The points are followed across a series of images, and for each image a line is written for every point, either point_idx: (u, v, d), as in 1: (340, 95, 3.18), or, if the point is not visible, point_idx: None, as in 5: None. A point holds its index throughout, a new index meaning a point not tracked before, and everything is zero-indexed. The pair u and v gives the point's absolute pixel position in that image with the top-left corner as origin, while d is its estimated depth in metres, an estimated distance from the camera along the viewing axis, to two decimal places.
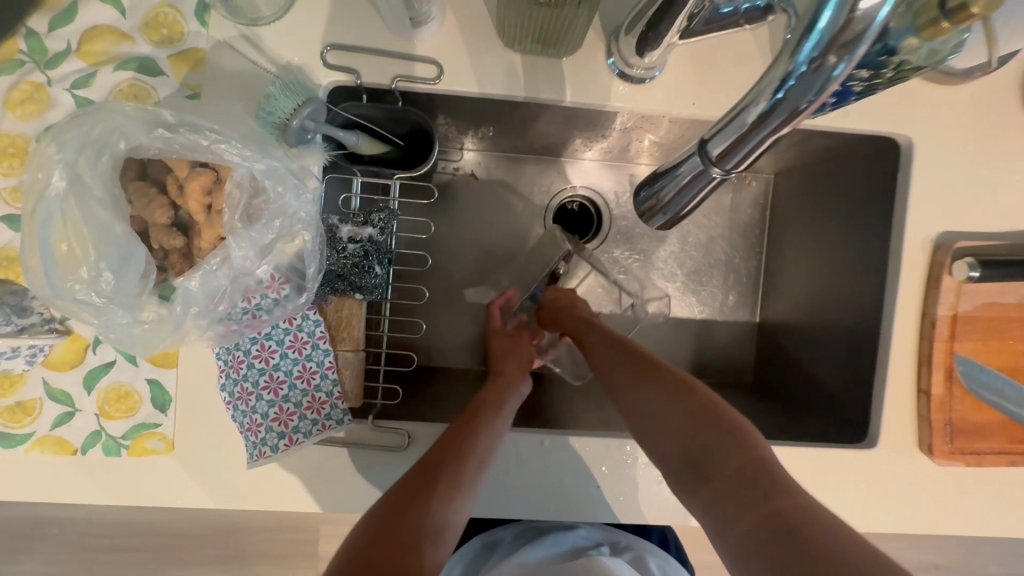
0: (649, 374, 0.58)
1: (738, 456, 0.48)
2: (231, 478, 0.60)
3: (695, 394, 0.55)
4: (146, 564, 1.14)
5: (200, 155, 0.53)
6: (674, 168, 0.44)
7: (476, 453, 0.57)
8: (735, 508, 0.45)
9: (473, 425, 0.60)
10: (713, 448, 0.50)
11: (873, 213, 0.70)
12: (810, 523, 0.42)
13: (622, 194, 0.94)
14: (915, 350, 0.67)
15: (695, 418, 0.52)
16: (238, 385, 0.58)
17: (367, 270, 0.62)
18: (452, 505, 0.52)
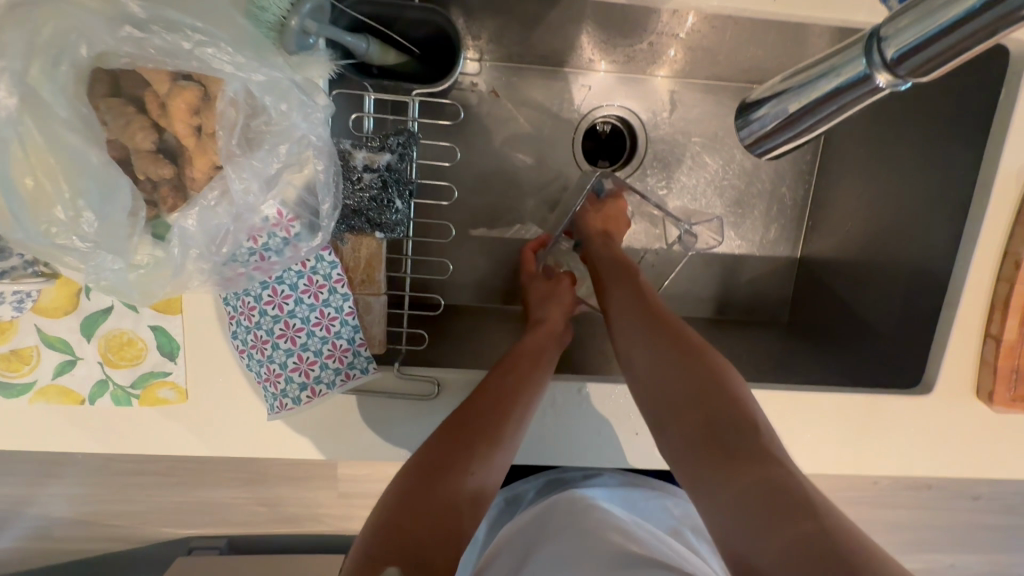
0: (679, 350, 0.51)
1: (764, 462, 0.41)
2: (253, 427, 0.57)
3: (727, 383, 0.47)
4: (170, 488, 1.08)
5: (183, 62, 0.44)
6: (803, 84, 0.35)
7: (519, 409, 0.53)
8: (760, 511, 0.38)
9: (514, 376, 0.56)
10: (738, 446, 0.43)
11: (959, 140, 0.63)
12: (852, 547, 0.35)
13: (661, 113, 0.84)
14: (990, 294, 0.61)
15: (723, 413, 0.45)
16: (251, 333, 0.53)
17: (387, 205, 0.54)
18: (496, 460, 0.49)
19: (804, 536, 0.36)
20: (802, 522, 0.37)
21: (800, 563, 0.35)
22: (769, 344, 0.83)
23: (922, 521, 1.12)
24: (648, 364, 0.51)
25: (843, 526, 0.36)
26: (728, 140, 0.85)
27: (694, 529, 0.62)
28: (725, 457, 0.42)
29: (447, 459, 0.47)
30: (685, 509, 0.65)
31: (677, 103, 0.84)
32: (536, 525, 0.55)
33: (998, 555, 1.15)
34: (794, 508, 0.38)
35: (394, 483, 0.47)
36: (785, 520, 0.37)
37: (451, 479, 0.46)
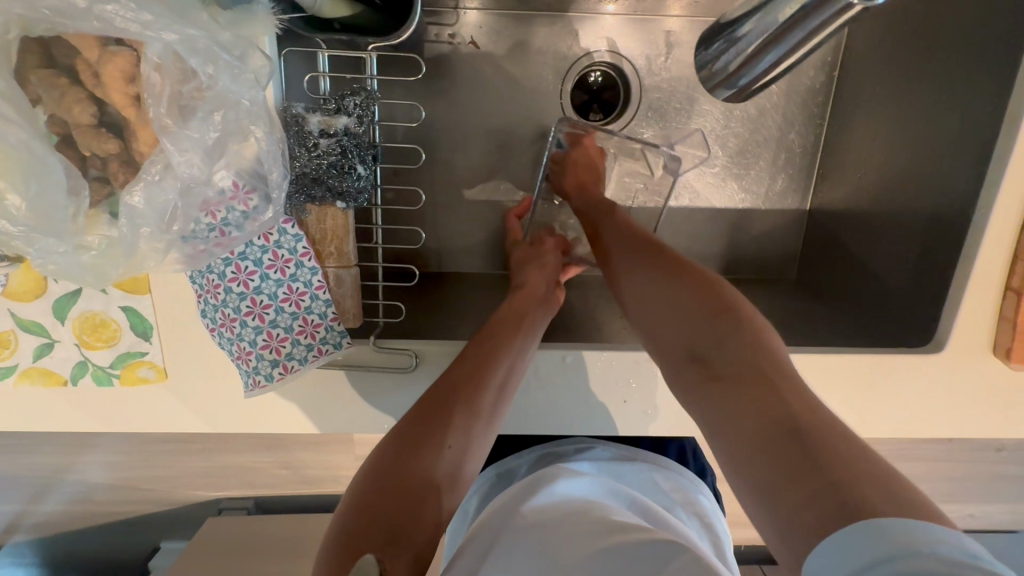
0: (682, 289, 0.47)
1: (771, 397, 0.37)
2: (235, 404, 0.57)
3: (737, 319, 0.44)
4: (197, 453, 1.10)
5: (84, 24, 0.40)
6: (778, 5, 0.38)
7: (497, 379, 0.51)
8: (767, 453, 0.35)
9: (493, 342, 0.54)
10: (746, 385, 0.39)
11: (988, 70, 0.56)
12: (868, 486, 0.31)
13: (656, 58, 0.77)
14: (1012, 243, 0.56)
15: (730, 353, 0.42)
16: (219, 311, 0.52)
17: (348, 172, 0.51)
18: (474, 431, 0.47)
19: (815, 472, 0.33)
20: (814, 458, 0.33)
21: (805, 511, 0.32)
22: (777, 302, 0.79)
23: (939, 473, 1.09)
24: (652, 306, 0.48)
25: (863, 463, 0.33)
26: None
27: (686, 503, 0.60)
28: (730, 400, 0.39)
29: (422, 431, 0.45)
30: (676, 481, 0.63)
31: (674, 45, 0.77)
32: (514, 495, 0.52)
33: (1019, 505, 1.12)
34: (803, 447, 0.34)
35: (369, 462, 0.45)
36: (791, 463, 0.34)
37: (427, 447, 0.44)
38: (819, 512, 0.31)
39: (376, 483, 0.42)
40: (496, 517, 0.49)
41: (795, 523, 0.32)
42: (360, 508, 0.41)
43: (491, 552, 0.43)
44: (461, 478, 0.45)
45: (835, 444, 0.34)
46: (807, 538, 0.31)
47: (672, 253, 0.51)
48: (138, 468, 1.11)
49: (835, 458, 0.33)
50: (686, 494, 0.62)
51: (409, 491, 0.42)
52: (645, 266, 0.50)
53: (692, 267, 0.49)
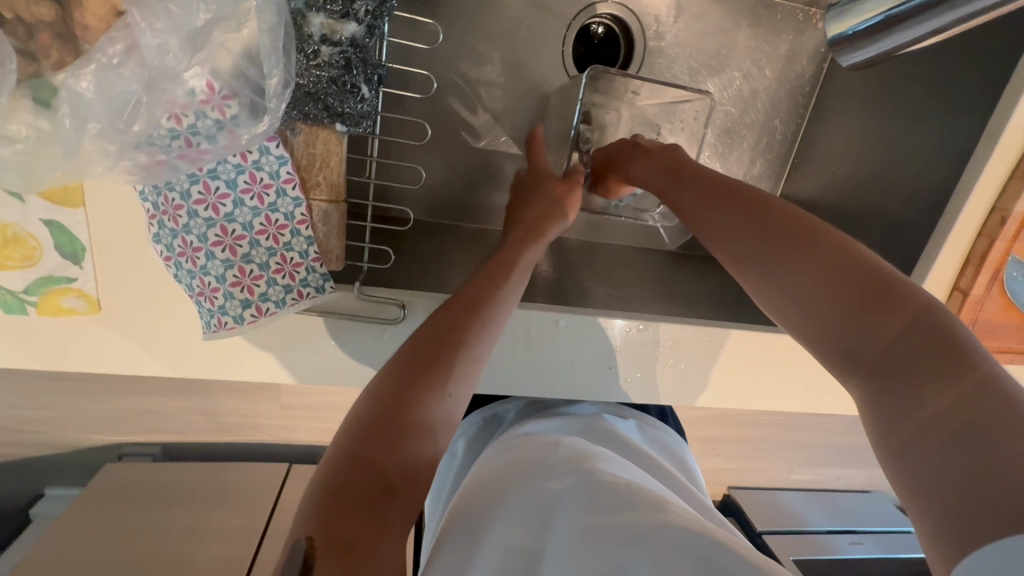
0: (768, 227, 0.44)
1: (899, 320, 0.37)
2: (187, 346, 0.50)
3: (830, 244, 0.42)
4: (92, 394, 0.96)
5: None
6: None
7: (493, 326, 0.47)
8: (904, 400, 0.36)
9: (495, 291, 0.48)
10: (852, 329, 0.39)
11: (975, 83, 0.60)
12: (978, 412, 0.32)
13: (662, 20, 0.74)
14: (967, 248, 0.61)
15: (836, 284, 0.40)
16: (178, 238, 0.43)
17: (351, 91, 0.43)
18: (466, 377, 0.44)
19: (944, 410, 0.33)
20: (944, 392, 0.34)
21: (921, 451, 0.34)
22: None
23: (837, 447, 1.21)
24: (741, 251, 0.45)
25: (972, 388, 0.33)
26: (730, 60, 0.78)
27: (671, 458, 0.62)
28: (847, 347, 0.39)
29: (416, 381, 0.42)
30: (659, 438, 0.64)
31: (681, 10, 0.74)
32: (528, 463, 0.49)
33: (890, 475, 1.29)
34: (924, 376, 0.35)
35: (353, 409, 0.41)
36: (915, 397, 0.35)
37: (418, 398, 0.41)
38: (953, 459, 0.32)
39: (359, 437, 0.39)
40: (512, 486, 0.46)
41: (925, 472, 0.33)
42: (341, 467, 0.37)
43: (523, 540, 0.39)
44: (450, 426, 0.43)
45: (951, 357, 0.35)
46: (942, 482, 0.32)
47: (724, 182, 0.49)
48: (13, 407, 0.95)
49: (958, 375, 0.34)
50: (673, 450, 0.63)
51: (400, 440, 0.39)
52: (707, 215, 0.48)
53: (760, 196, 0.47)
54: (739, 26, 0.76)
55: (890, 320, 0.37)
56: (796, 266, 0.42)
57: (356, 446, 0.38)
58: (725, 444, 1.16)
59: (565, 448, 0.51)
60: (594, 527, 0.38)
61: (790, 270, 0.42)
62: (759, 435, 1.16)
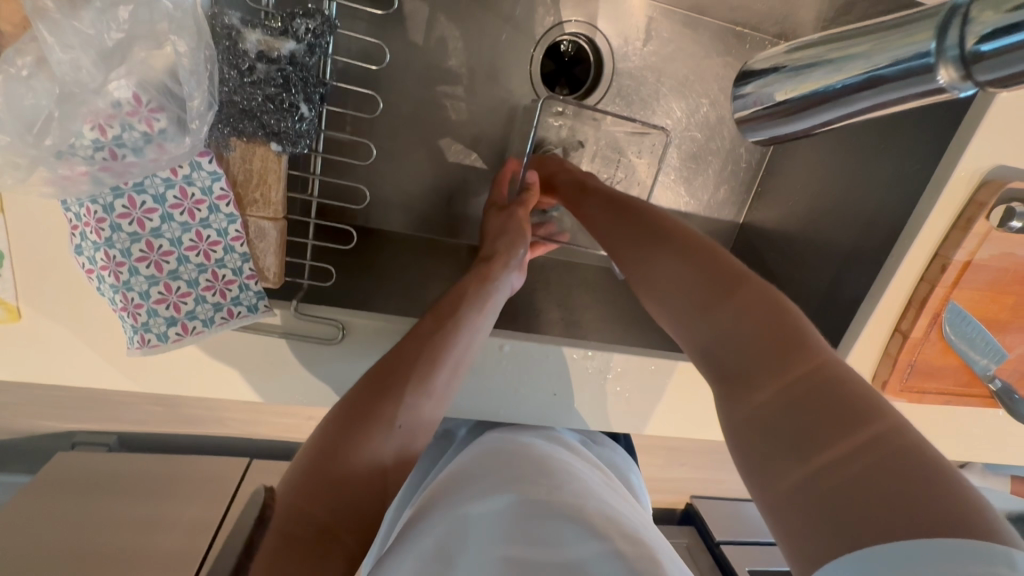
0: (680, 259, 0.44)
1: (804, 361, 0.34)
2: (111, 360, 0.48)
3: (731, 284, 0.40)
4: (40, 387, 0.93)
5: None
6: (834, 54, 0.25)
7: (450, 355, 0.47)
8: (782, 453, 0.33)
9: (452, 322, 0.48)
10: (752, 371, 0.37)
11: (926, 130, 0.60)
12: (872, 461, 0.29)
13: (632, 43, 0.74)
14: (910, 291, 0.62)
15: (731, 321, 0.39)
16: (100, 251, 0.42)
17: (289, 110, 0.42)
18: (422, 410, 0.45)
19: (828, 464, 0.30)
20: (829, 447, 0.31)
21: (795, 506, 0.31)
22: None
23: None
24: (656, 284, 0.44)
25: (870, 439, 0.30)
26: (698, 86, 0.78)
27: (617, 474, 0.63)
28: (737, 389, 0.37)
29: (364, 422, 0.42)
30: (605, 454, 0.65)
31: (651, 34, 0.74)
32: (477, 469, 0.49)
33: None
34: (806, 429, 0.32)
35: (311, 439, 0.42)
36: (788, 455, 0.32)
37: (365, 438, 0.41)
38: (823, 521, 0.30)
39: (310, 474, 0.40)
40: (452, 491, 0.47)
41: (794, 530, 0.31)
42: (294, 506, 0.38)
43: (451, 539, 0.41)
44: (407, 457, 0.44)
45: (840, 408, 0.32)
46: (812, 542, 0.30)
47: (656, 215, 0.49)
48: None
49: (863, 424, 0.31)
50: (618, 467, 0.64)
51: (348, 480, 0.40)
52: (633, 244, 0.48)
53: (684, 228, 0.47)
54: (708, 54, 0.76)
55: (791, 366, 0.35)
56: (706, 304, 0.41)
57: (305, 485, 0.39)
58: (685, 458, 1.18)
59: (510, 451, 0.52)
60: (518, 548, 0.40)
61: (695, 304, 0.41)
62: (718, 451, 1.17)
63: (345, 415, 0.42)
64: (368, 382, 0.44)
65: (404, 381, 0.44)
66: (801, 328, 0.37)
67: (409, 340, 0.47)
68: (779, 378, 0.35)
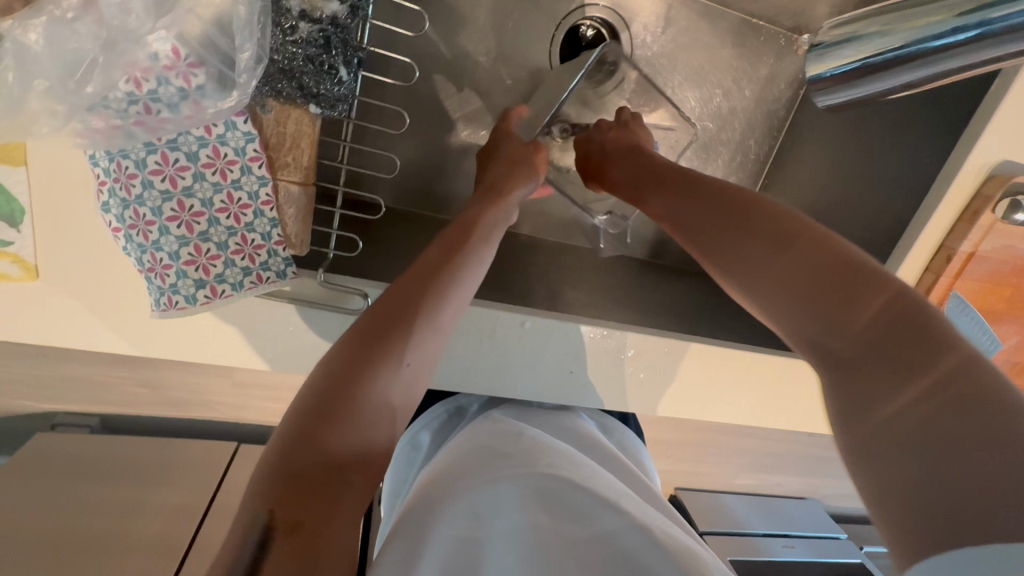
0: (722, 198, 0.41)
1: (872, 293, 0.33)
2: (128, 325, 0.46)
3: (789, 222, 0.38)
4: None
5: None
6: (902, 16, 0.23)
7: (443, 300, 0.44)
8: (868, 390, 0.32)
9: (446, 266, 0.45)
10: (818, 309, 0.35)
11: (936, 124, 0.62)
12: (961, 397, 0.28)
13: (650, 30, 0.75)
14: (916, 281, 0.64)
15: (789, 257, 0.36)
16: (129, 208, 0.41)
17: (328, 72, 0.42)
18: (413, 359, 0.41)
19: (923, 399, 0.29)
20: (918, 379, 0.30)
21: (884, 454, 0.30)
22: None
23: (778, 457, 1.26)
24: (699, 227, 0.42)
25: (952, 369, 0.29)
26: (712, 76, 0.79)
27: (630, 454, 0.63)
28: (808, 335, 0.35)
29: (371, 350, 0.40)
30: (617, 435, 0.65)
31: (670, 22, 0.75)
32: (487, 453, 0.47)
33: (826, 487, 1.35)
34: (893, 364, 0.31)
35: (304, 386, 0.39)
36: (881, 392, 0.31)
37: (359, 384, 0.38)
38: (919, 457, 0.28)
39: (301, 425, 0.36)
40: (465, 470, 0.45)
41: (888, 491, 0.29)
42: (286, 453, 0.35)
43: (467, 528, 0.39)
44: (400, 405, 0.41)
45: (915, 333, 0.31)
46: (905, 477, 0.29)
47: (686, 170, 0.47)
48: None
49: (940, 358, 0.30)
50: (630, 447, 0.64)
51: (354, 414, 0.38)
52: (665, 192, 0.46)
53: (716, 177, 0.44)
54: (724, 44, 0.77)
55: (862, 300, 0.33)
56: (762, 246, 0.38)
57: (297, 432, 0.36)
58: (676, 446, 1.20)
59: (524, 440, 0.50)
60: (552, 529, 0.39)
61: (747, 245, 0.39)
62: (709, 440, 1.19)
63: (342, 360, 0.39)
64: (358, 332, 0.40)
65: (400, 325, 0.41)
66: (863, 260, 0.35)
67: (401, 285, 0.43)
68: (847, 328, 0.33)
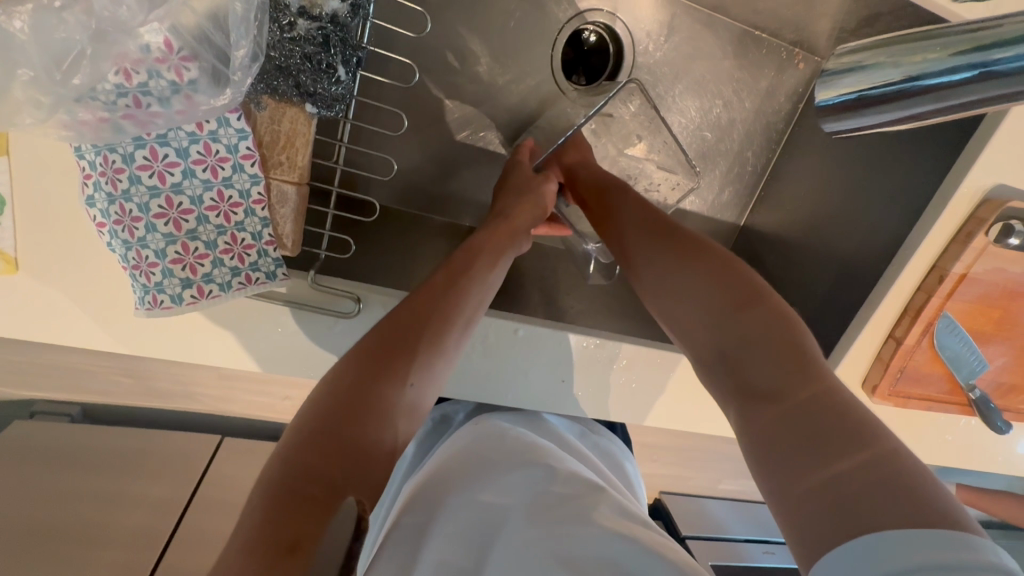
0: (696, 269, 0.45)
1: (812, 380, 0.36)
2: (110, 323, 0.45)
3: (755, 300, 0.41)
4: None
5: None
6: (906, 49, 0.22)
7: (462, 314, 0.46)
8: (779, 456, 0.34)
9: (463, 281, 0.47)
10: (763, 379, 0.37)
11: (933, 145, 0.63)
12: (875, 482, 0.30)
13: (653, 38, 0.74)
14: (907, 300, 0.64)
15: (746, 328, 0.40)
16: (115, 204, 0.39)
17: (326, 70, 0.41)
18: (433, 370, 0.43)
19: (828, 477, 0.32)
20: (829, 461, 0.32)
21: (790, 513, 0.33)
22: None
23: None
24: (674, 291, 0.45)
25: (873, 456, 0.31)
26: (713, 86, 0.79)
27: (617, 469, 0.62)
28: (746, 398, 0.38)
29: (381, 365, 0.40)
30: (605, 447, 0.65)
31: (673, 31, 0.75)
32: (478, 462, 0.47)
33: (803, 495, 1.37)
34: (807, 442, 0.33)
35: (314, 394, 0.40)
36: (789, 464, 0.34)
37: (380, 393, 0.39)
38: (817, 524, 0.31)
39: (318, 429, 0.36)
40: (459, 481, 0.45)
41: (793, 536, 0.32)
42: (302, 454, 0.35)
43: (456, 552, 0.38)
44: (416, 417, 0.42)
45: (843, 421, 0.33)
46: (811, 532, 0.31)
47: (674, 226, 0.49)
48: None
49: (858, 447, 0.32)
50: (619, 460, 0.64)
51: (366, 426, 0.38)
52: (648, 250, 0.48)
53: (701, 240, 0.47)
54: (726, 55, 0.77)
55: (799, 385, 0.36)
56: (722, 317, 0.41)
57: (316, 437, 0.36)
58: (660, 452, 1.20)
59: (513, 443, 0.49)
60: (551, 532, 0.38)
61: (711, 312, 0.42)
62: (691, 446, 1.20)
63: (356, 370, 0.40)
64: (377, 341, 0.42)
65: (422, 337, 0.43)
66: (811, 349, 0.37)
67: (417, 297, 0.45)
68: (780, 397, 0.36)
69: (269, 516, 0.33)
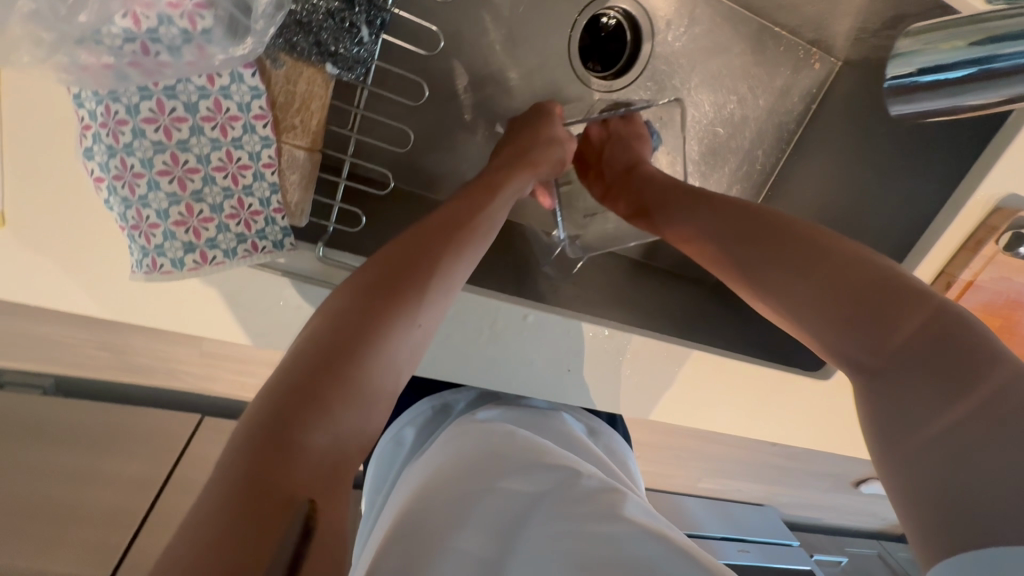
0: (775, 238, 0.48)
1: (920, 311, 0.39)
2: (98, 286, 0.42)
3: (839, 253, 0.44)
4: None
5: None
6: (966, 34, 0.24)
7: (448, 277, 0.43)
8: (914, 401, 0.38)
9: (450, 243, 0.44)
10: (874, 328, 0.41)
11: (948, 152, 0.63)
12: (1002, 413, 0.34)
13: (673, 28, 0.73)
14: None
15: (845, 281, 0.43)
16: (115, 158, 0.37)
17: (349, 29, 0.42)
18: (411, 336, 0.40)
19: (969, 408, 0.35)
20: (965, 393, 0.36)
21: (926, 463, 0.36)
22: None
23: (743, 467, 1.28)
24: (759, 260, 0.48)
25: (1001, 381, 0.35)
26: (728, 82, 0.78)
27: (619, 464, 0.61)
28: (860, 353, 0.42)
29: (359, 331, 0.38)
30: (607, 442, 0.64)
31: (693, 22, 0.73)
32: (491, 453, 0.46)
33: (782, 498, 1.38)
34: (940, 380, 0.37)
35: (284, 361, 0.37)
36: (926, 405, 0.37)
37: (355, 360, 0.37)
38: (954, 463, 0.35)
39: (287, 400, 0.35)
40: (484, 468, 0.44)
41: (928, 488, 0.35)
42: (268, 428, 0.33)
43: (484, 543, 0.38)
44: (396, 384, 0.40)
45: (960, 350, 0.37)
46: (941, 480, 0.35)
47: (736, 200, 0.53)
48: None
49: (980, 375, 0.36)
50: (620, 457, 0.62)
51: (339, 399, 0.36)
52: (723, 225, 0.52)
53: (766, 211, 0.51)
54: (743, 50, 0.76)
55: (910, 321, 0.39)
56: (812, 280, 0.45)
57: (284, 412, 0.34)
58: (646, 450, 1.20)
59: (522, 440, 0.49)
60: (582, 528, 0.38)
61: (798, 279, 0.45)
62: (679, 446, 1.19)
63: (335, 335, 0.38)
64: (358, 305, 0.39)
65: (400, 301, 0.40)
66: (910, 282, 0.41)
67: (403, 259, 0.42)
68: (895, 344, 0.40)
69: (248, 474, 0.31)
